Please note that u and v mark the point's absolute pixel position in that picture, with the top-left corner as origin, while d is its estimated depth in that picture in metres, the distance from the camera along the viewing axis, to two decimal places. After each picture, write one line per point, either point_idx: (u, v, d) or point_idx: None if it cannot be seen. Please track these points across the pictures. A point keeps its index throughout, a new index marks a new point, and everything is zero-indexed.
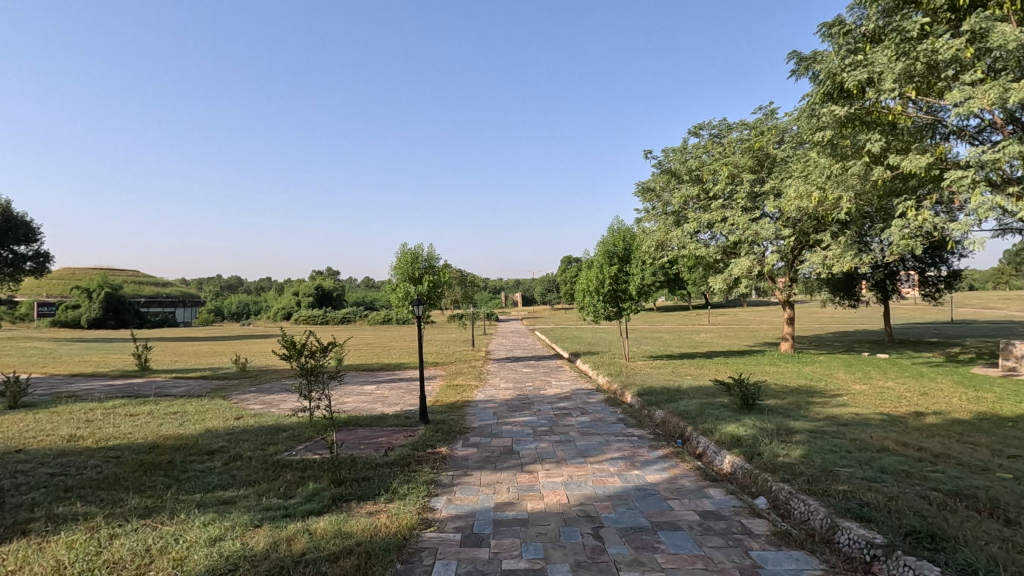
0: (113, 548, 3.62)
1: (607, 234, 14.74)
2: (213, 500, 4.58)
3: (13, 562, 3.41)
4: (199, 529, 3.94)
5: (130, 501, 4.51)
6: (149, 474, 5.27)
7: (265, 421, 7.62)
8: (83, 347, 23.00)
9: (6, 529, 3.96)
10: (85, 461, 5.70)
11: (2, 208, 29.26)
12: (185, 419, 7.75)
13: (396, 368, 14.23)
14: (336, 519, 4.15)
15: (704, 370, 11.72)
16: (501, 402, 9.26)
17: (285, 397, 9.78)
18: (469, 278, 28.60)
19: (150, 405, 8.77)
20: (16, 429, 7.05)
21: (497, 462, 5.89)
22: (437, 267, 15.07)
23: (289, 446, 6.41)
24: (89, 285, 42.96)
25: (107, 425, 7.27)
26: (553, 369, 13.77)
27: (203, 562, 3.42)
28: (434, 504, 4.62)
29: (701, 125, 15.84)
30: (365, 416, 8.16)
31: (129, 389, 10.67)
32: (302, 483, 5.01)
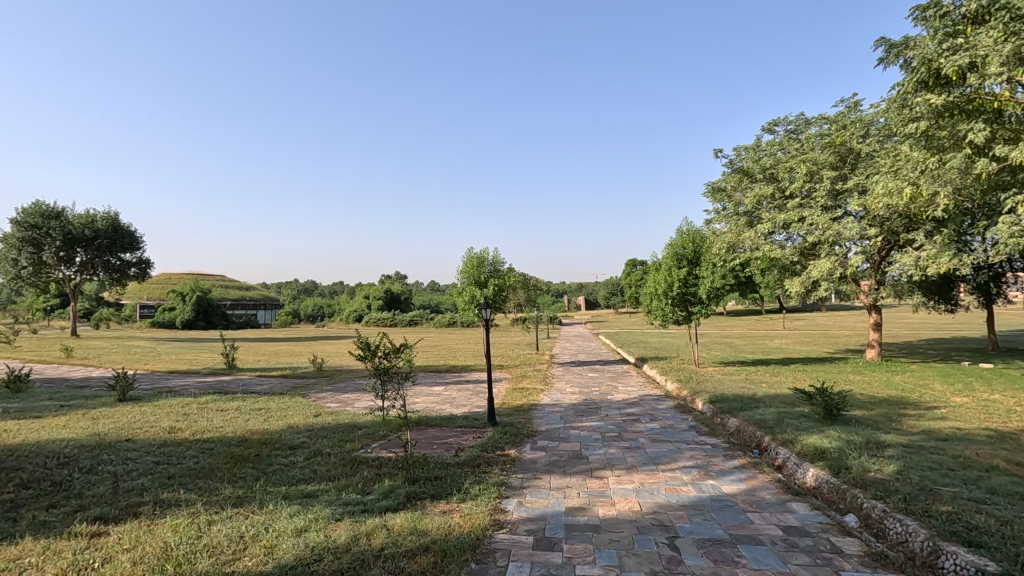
0: (212, 533, 3.90)
1: (675, 236, 14.37)
2: (297, 493, 4.83)
3: (127, 541, 3.74)
4: (286, 519, 4.17)
5: (224, 490, 4.84)
6: (239, 465, 5.64)
7: (342, 419, 7.97)
8: (177, 347, 24.37)
9: (120, 511, 4.36)
10: (184, 452, 6.17)
11: (112, 219, 32.28)
12: (269, 415, 8.25)
13: (462, 370, 14.49)
14: (412, 517, 4.27)
15: (782, 377, 11.15)
16: (568, 406, 9.21)
17: (359, 396, 10.18)
18: (533, 282, 28.73)
19: (238, 401, 9.39)
20: (124, 420, 7.74)
21: (566, 466, 5.86)
22: (503, 271, 15.22)
23: (364, 443, 6.66)
24: (183, 288, 46.67)
25: (202, 419, 7.85)
26: (619, 373, 13.55)
27: (291, 551, 3.62)
28: (505, 506, 4.65)
29: (776, 121, 15.13)
30: (435, 417, 8.37)
31: (220, 386, 11.48)
32: (378, 480, 5.19)
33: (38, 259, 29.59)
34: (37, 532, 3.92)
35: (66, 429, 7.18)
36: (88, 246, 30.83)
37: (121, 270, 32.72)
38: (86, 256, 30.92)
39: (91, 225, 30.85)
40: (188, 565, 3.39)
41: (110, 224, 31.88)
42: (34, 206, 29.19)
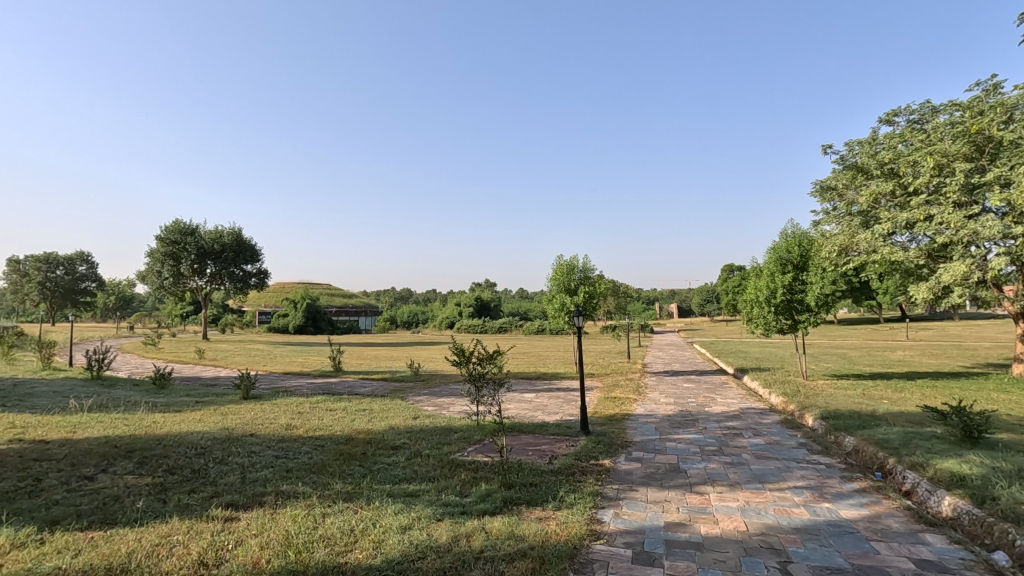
0: (327, 524, 4.19)
1: (779, 239, 13.52)
2: (400, 491, 5.06)
3: (255, 527, 4.11)
4: (391, 516, 4.39)
5: (335, 485, 5.19)
6: (347, 462, 6.02)
7: (438, 422, 8.26)
8: (290, 347, 29.89)
9: (248, 499, 4.81)
10: (300, 448, 6.70)
11: (238, 234, 35.86)
12: (372, 416, 8.72)
13: (553, 377, 14.49)
14: (509, 522, 4.32)
15: (906, 393, 10.07)
16: (663, 418, 8.90)
17: (453, 400, 10.50)
18: (624, 289, 28.16)
19: (344, 402, 10.02)
20: (248, 416, 8.54)
21: (664, 479, 5.66)
22: (593, 278, 15.04)
23: (460, 447, 6.86)
24: (294, 296, 50.76)
25: (313, 418, 8.46)
26: (717, 385, 12.89)
27: (397, 547, 3.80)
28: (601, 517, 4.58)
29: (897, 110, 13.80)
30: (528, 423, 8.43)
31: (328, 387, 12.34)
32: (475, 483, 5.32)
33: (178, 271, 33.48)
34: (182, 513, 4.41)
35: (202, 423, 8.04)
36: (217, 259, 34.44)
37: (244, 280, 36.22)
38: (215, 267, 34.49)
39: (219, 240, 34.51)
40: (307, 553, 3.65)
41: (235, 238, 35.43)
42: (174, 224, 33.11)
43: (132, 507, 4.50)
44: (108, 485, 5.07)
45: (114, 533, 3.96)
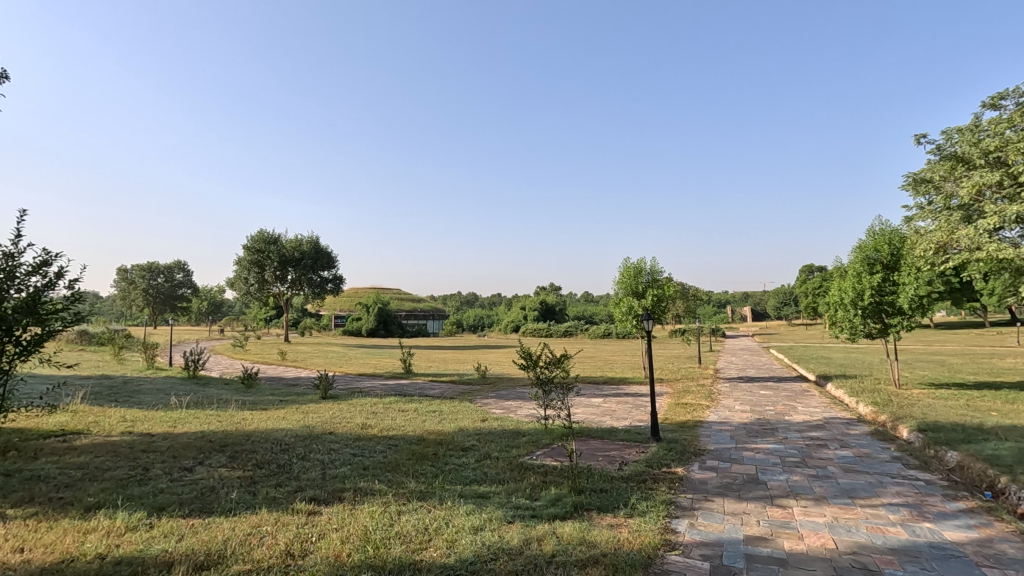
0: (402, 522, 4.32)
1: (866, 237, 12.68)
2: (471, 492, 5.14)
3: (336, 521, 4.31)
4: (464, 516, 4.46)
5: (409, 484, 5.34)
6: (420, 462, 6.18)
7: (506, 425, 8.33)
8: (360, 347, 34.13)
9: (329, 494, 5.05)
10: (374, 446, 6.95)
11: (316, 243, 37.85)
12: (442, 417, 8.92)
13: (621, 382, 14.26)
14: (580, 527, 4.28)
15: (1018, 405, 9.09)
16: (739, 426, 8.52)
17: (521, 404, 10.56)
18: (694, 291, 27.27)
19: (415, 403, 10.31)
20: (328, 415, 8.97)
21: (742, 491, 5.41)
22: (661, 280, 14.66)
23: (529, 450, 6.87)
24: (367, 300, 52.89)
25: (387, 418, 8.77)
26: (797, 392, 12.19)
27: (470, 547, 3.85)
28: (675, 527, 4.43)
29: (1004, 93, 12.53)
30: (596, 428, 8.33)
31: (400, 388, 12.76)
32: (544, 487, 5.31)
33: (263, 278, 35.78)
34: (270, 505, 4.69)
35: (285, 420, 8.53)
36: (297, 266, 36.55)
37: (322, 286, 38.11)
38: (295, 274, 36.52)
39: (299, 248, 36.64)
40: (385, 549, 3.78)
41: (314, 246, 37.49)
42: (259, 234, 35.47)
43: (226, 497, 4.84)
44: (205, 476, 5.48)
45: (212, 521, 4.27)
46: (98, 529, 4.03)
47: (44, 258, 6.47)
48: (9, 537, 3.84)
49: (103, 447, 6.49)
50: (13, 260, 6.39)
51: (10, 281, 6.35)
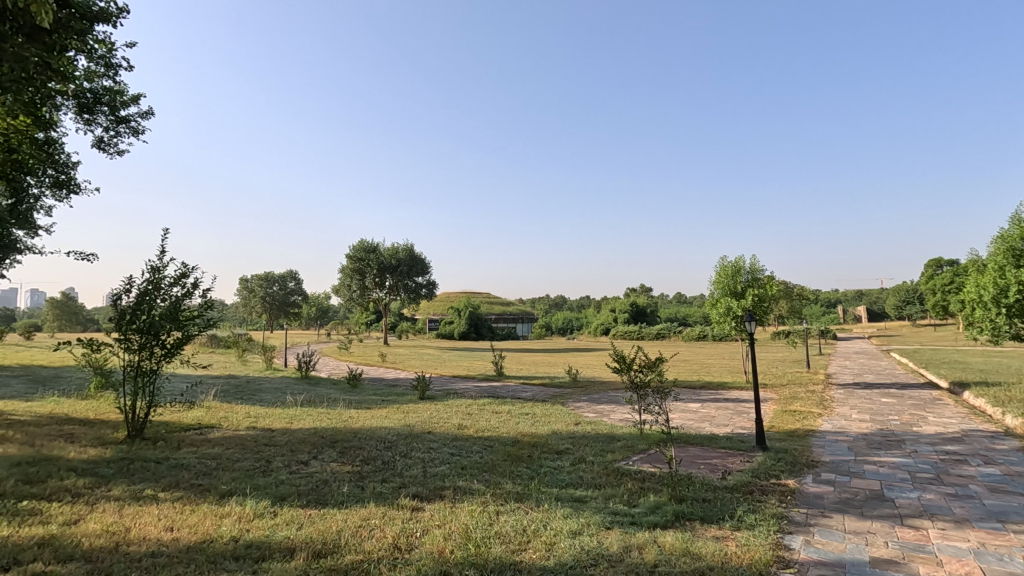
0: (501, 522, 4.39)
1: (1010, 225, 11.11)
2: (568, 495, 5.12)
3: (439, 518, 4.47)
4: (561, 520, 4.44)
5: (506, 485, 5.42)
6: (515, 464, 6.25)
7: (600, 429, 8.22)
8: (439, 347, 38.61)
9: (430, 491, 5.25)
10: (471, 447, 7.13)
11: (411, 250, 39.67)
12: (536, 420, 8.97)
13: (720, 386, 13.57)
14: (682, 538, 4.11)
15: None
16: (858, 436, 7.80)
17: (614, 408, 10.37)
18: (799, 291, 25.41)
19: (508, 405, 10.47)
20: (426, 415, 9.35)
21: (865, 508, 4.93)
22: (763, 279, 13.80)
23: (625, 455, 6.73)
24: (458, 305, 54.50)
25: (482, 419, 8.97)
26: (926, 400, 10.95)
27: (568, 551, 3.84)
28: (788, 543, 4.13)
29: None
30: (696, 435, 7.99)
31: (493, 390, 13.02)
32: (643, 494, 5.16)
33: (364, 285, 38.01)
34: (377, 499, 4.96)
35: (387, 418, 9.01)
36: (394, 273, 38.49)
37: (416, 292, 39.84)
38: (392, 281, 38.51)
39: (395, 256, 38.61)
40: (485, 548, 3.85)
41: (409, 253, 39.31)
42: (360, 244, 37.80)
43: (338, 490, 5.17)
44: (318, 470, 5.90)
45: (326, 512, 4.58)
46: (231, 514, 4.46)
47: (183, 270, 7.31)
48: (161, 517, 4.36)
49: (232, 440, 7.20)
50: (159, 273, 7.28)
51: (157, 291, 7.24)
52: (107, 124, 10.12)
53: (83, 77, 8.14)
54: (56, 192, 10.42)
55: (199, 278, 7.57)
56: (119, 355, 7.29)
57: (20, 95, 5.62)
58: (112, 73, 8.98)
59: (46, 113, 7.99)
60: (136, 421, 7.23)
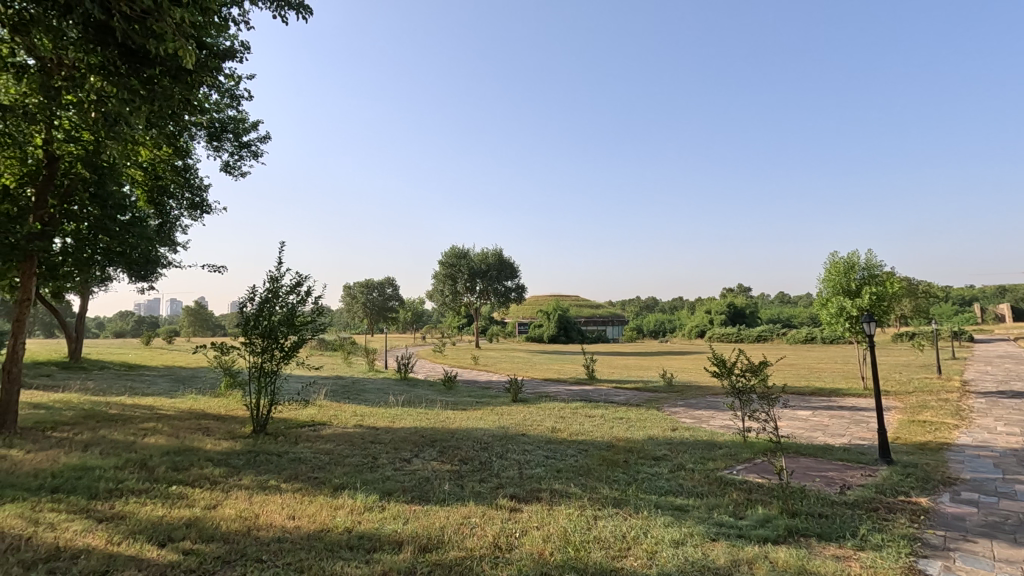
0: (600, 527, 4.34)
1: None
2: (668, 503, 4.96)
3: (537, 519, 4.50)
4: (662, 528, 4.31)
5: (603, 490, 5.35)
6: (611, 469, 6.16)
7: (700, 435, 7.88)
8: (529, 347, 45.22)
9: (527, 493, 5.30)
10: (566, 450, 7.12)
11: (500, 255, 40.42)
12: (631, 425, 8.77)
13: (833, 393, 12.55)
14: (797, 554, 3.84)
15: None
16: (1006, 452, 6.86)
17: (714, 413, 9.91)
18: (927, 287, 22.82)
19: (601, 409, 10.34)
20: (520, 417, 9.46)
21: (1018, 534, 4.32)
22: (881, 275, 12.56)
23: (728, 464, 6.40)
24: (547, 308, 54.66)
25: (575, 422, 8.93)
26: None
27: (671, 560, 3.72)
28: (923, 567, 3.72)
29: None
30: (807, 445, 7.43)
31: (586, 394, 12.91)
32: (750, 506, 4.88)
33: (456, 289, 39.26)
34: (477, 499, 5.09)
35: (482, 420, 9.22)
36: (484, 278, 39.39)
37: (506, 295, 40.47)
38: (483, 285, 39.42)
39: (485, 261, 39.57)
40: (585, 552, 3.83)
41: (498, 258, 40.12)
42: (451, 250, 39.22)
43: (440, 488, 5.37)
44: (421, 468, 6.17)
45: (430, 508, 4.77)
46: (344, 506, 4.78)
47: (297, 279, 7.96)
48: (284, 505, 4.76)
49: (342, 437, 7.72)
50: (277, 282, 7.98)
51: (276, 297, 7.94)
52: (231, 150, 11.26)
53: (213, 109, 9.12)
54: (191, 212, 11.75)
55: (312, 286, 8.20)
56: (245, 357, 8.06)
57: (164, 128, 6.43)
58: (236, 104, 9.97)
59: (183, 143, 9.03)
60: (260, 417, 7.95)
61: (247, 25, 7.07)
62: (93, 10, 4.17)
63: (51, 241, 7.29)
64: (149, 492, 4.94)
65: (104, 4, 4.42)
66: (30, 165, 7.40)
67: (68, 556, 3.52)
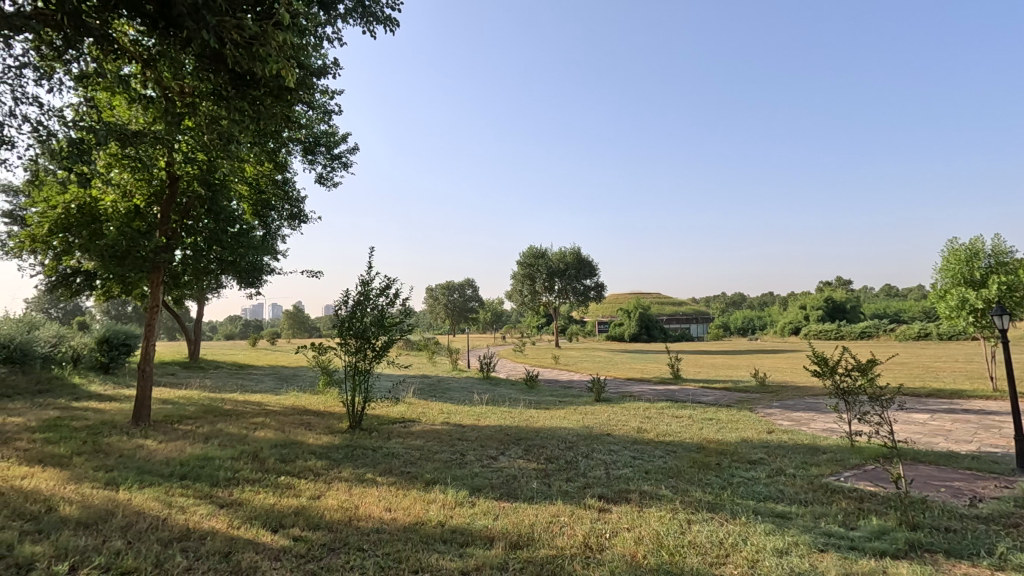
0: (694, 532, 4.17)
1: None
2: (767, 510, 4.68)
3: (628, 521, 4.41)
4: (763, 536, 4.08)
5: (695, 493, 5.14)
6: (703, 471, 5.92)
7: (800, 439, 7.38)
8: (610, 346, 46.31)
9: (616, 494, 5.21)
10: (654, 451, 6.92)
11: (578, 253, 40.16)
12: (722, 426, 8.39)
13: (955, 394, 11.30)
14: (921, 571, 3.50)
15: None
16: None
17: (814, 415, 9.25)
18: None
19: (689, 409, 9.97)
20: (604, 417, 9.33)
21: None
22: (1013, 263, 11.18)
23: (834, 470, 5.95)
24: (627, 306, 53.53)
25: (662, 423, 8.66)
26: None
27: (775, 570, 3.51)
28: None
29: None
30: (927, 452, 6.74)
31: (672, 394, 12.50)
32: (862, 516, 4.51)
33: (535, 289, 39.52)
34: (564, 498, 5.06)
35: (566, 419, 9.18)
36: (563, 276, 39.19)
37: (586, 294, 40.08)
38: (562, 285, 39.28)
39: (563, 260, 39.50)
40: (680, 557, 3.70)
41: (577, 256, 39.94)
42: (529, 250, 39.51)
43: (527, 486, 5.41)
44: (507, 465, 6.25)
45: (518, 506, 4.81)
46: (436, 500, 4.93)
47: (387, 282, 8.32)
48: (381, 498, 4.99)
49: (431, 434, 7.97)
50: (368, 285, 8.38)
51: (367, 300, 8.35)
52: (324, 162, 12.02)
53: (308, 125, 9.78)
54: (290, 222, 12.65)
55: (399, 289, 8.54)
56: (341, 357, 8.54)
57: (267, 145, 6.97)
58: (327, 119, 10.62)
59: (282, 157, 9.75)
60: (356, 413, 8.38)
61: (338, 42, 7.52)
62: (210, 41, 4.61)
63: (173, 253, 8.09)
64: (261, 481, 5.37)
65: (219, 35, 4.88)
66: (157, 185, 8.28)
67: (197, 537, 3.90)
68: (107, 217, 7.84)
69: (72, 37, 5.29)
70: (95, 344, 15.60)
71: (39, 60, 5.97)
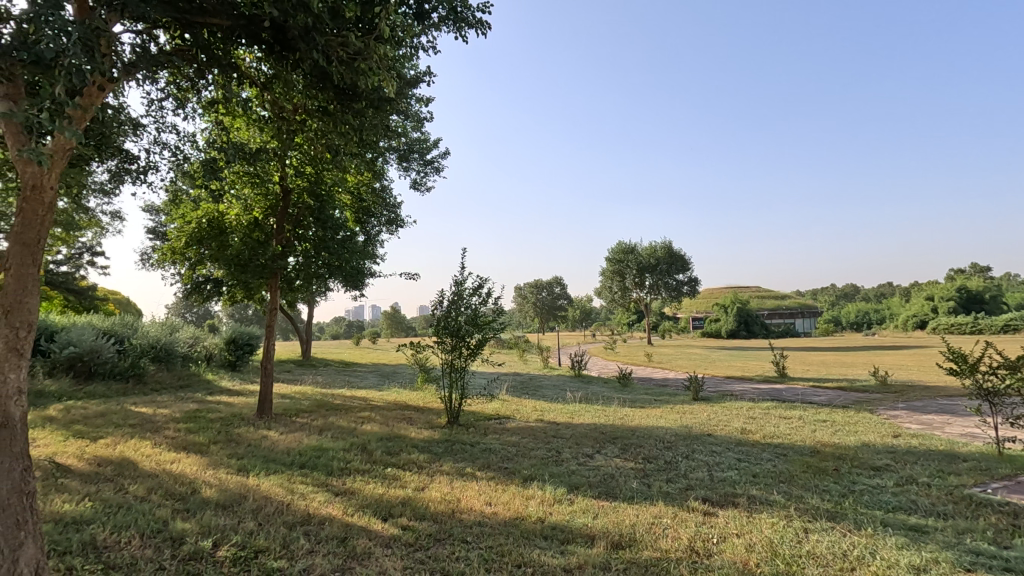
0: (813, 542, 3.87)
1: None
2: (898, 522, 4.24)
3: (737, 527, 4.17)
4: (896, 550, 3.70)
5: (812, 500, 4.77)
6: (819, 477, 5.49)
7: (933, 444, 6.63)
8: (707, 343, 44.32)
9: (722, 497, 4.96)
10: (761, 453, 6.53)
11: (670, 248, 38.83)
12: (839, 428, 7.74)
13: None
14: None
15: None
16: None
17: (950, 419, 8.28)
18: None
19: (799, 410, 9.30)
20: (705, 416, 8.94)
21: None
22: None
23: (978, 480, 5.28)
24: (724, 301, 50.87)
25: (769, 424, 8.14)
26: None
27: None
28: None
29: None
30: None
31: (779, 393, 11.72)
32: (1018, 534, 3.96)
33: (625, 286, 38.71)
34: (666, 499, 4.90)
35: (663, 419, 8.90)
36: (654, 271, 37.99)
37: (679, 290, 38.67)
38: (653, 280, 38.14)
39: (654, 255, 38.33)
40: (798, 567, 3.45)
41: (668, 251, 38.64)
42: (618, 247, 38.74)
43: (627, 486, 5.30)
44: (604, 464, 6.17)
45: (618, 505, 4.74)
46: (535, 497, 4.96)
47: (479, 282, 8.52)
48: (481, 493, 5.11)
49: (525, 431, 8.05)
50: (461, 285, 8.64)
51: (461, 300, 8.61)
52: (418, 168, 12.51)
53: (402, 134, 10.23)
54: (388, 227, 13.31)
55: (491, 288, 8.72)
56: (438, 355, 8.86)
57: (366, 155, 7.39)
58: (420, 126, 11.05)
59: (379, 166, 10.28)
60: (453, 409, 8.65)
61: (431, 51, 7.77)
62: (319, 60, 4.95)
63: (287, 261, 8.79)
64: (370, 472, 5.69)
65: (326, 54, 5.23)
66: (272, 199, 9.04)
67: (317, 522, 4.21)
68: (232, 229, 8.67)
69: (203, 68, 5.92)
70: (225, 344, 17.41)
71: (176, 92, 6.74)
